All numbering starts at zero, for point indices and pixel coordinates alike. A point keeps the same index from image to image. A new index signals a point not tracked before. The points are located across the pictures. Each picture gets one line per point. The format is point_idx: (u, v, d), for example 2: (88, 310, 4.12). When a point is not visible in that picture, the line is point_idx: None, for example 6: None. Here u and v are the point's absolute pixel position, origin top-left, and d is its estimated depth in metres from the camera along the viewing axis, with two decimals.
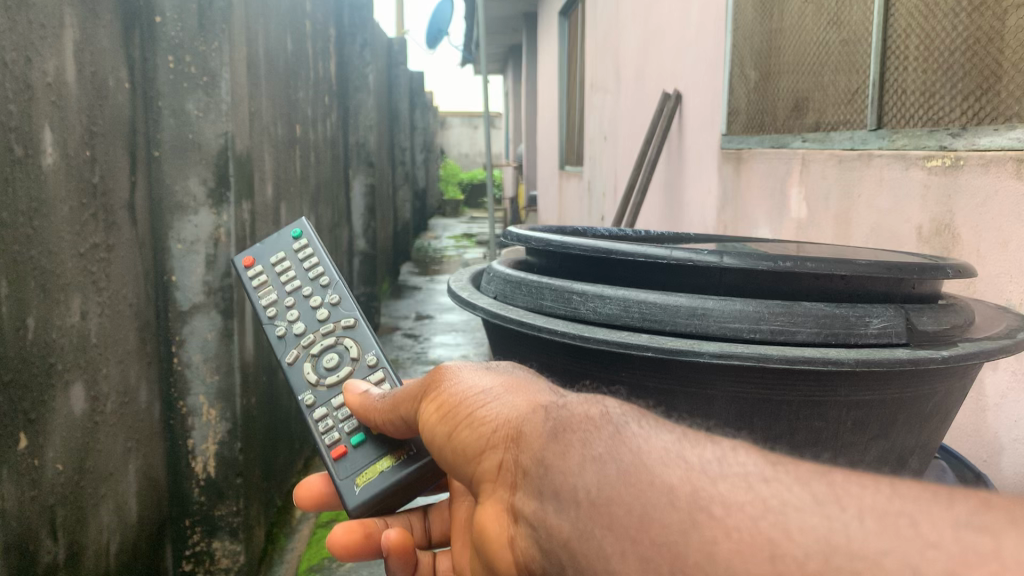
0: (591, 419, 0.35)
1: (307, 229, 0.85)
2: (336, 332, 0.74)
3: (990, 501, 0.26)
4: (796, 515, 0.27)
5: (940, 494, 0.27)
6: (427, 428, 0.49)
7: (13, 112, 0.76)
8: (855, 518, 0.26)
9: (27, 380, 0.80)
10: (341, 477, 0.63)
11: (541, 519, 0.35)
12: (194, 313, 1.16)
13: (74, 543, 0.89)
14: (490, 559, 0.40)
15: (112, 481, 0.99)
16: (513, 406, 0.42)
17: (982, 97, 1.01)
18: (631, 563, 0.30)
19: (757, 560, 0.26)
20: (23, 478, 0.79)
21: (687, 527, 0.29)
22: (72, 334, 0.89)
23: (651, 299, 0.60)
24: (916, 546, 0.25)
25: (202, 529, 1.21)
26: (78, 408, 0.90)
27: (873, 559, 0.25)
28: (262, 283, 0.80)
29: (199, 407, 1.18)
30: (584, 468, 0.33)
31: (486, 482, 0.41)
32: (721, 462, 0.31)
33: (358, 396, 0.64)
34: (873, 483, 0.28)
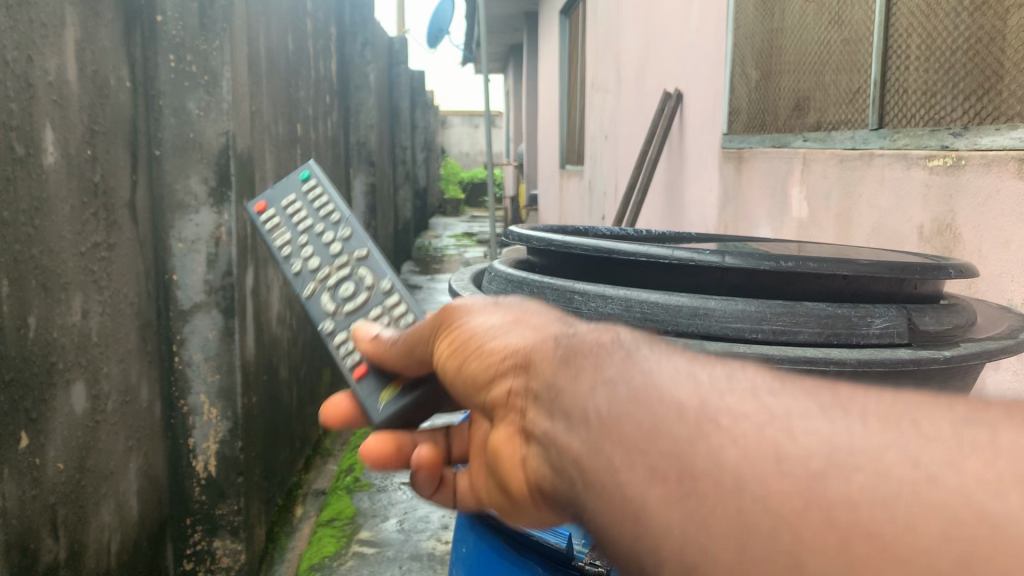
0: (603, 346, 0.35)
1: (316, 173, 0.78)
2: (351, 263, 0.68)
3: (983, 405, 0.28)
4: (801, 420, 0.28)
5: (940, 401, 0.29)
6: (440, 360, 0.47)
7: (13, 111, 0.76)
8: (858, 421, 0.27)
9: (28, 379, 0.80)
10: (361, 396, 0.57)
11: (552, 440, 0.35)
12: (195, 312, 1.16)
13: (76, 542, 0.89)
14: (506, 476, 0.42)
15: (113, 480, 0.99)
16: (523, 336, 0.41)
17: (984, 97, 1.01)
18: (638, 474, 0.30)
19: (763, 463, 0.27)
20: (25, 477, 0.79)
21: (694, 437, 0.29)
22: (73, 333, 0.89)
23: (653, 300, 0.60)
24: (914, 439, 0.27)
25: (202, 528, 1.21)
26: (78, 407, 0.90)
27: (874, 454, 0.26)
28: (273, 224, 0.72)
29: (199, 407, 1.18)
30: (596, 389, 0.33)
31: (496, 406, 0.42)
32: (729, 379, 0.31)
33: (372, 345, 0.57)
34: (878, 392, 0.29)
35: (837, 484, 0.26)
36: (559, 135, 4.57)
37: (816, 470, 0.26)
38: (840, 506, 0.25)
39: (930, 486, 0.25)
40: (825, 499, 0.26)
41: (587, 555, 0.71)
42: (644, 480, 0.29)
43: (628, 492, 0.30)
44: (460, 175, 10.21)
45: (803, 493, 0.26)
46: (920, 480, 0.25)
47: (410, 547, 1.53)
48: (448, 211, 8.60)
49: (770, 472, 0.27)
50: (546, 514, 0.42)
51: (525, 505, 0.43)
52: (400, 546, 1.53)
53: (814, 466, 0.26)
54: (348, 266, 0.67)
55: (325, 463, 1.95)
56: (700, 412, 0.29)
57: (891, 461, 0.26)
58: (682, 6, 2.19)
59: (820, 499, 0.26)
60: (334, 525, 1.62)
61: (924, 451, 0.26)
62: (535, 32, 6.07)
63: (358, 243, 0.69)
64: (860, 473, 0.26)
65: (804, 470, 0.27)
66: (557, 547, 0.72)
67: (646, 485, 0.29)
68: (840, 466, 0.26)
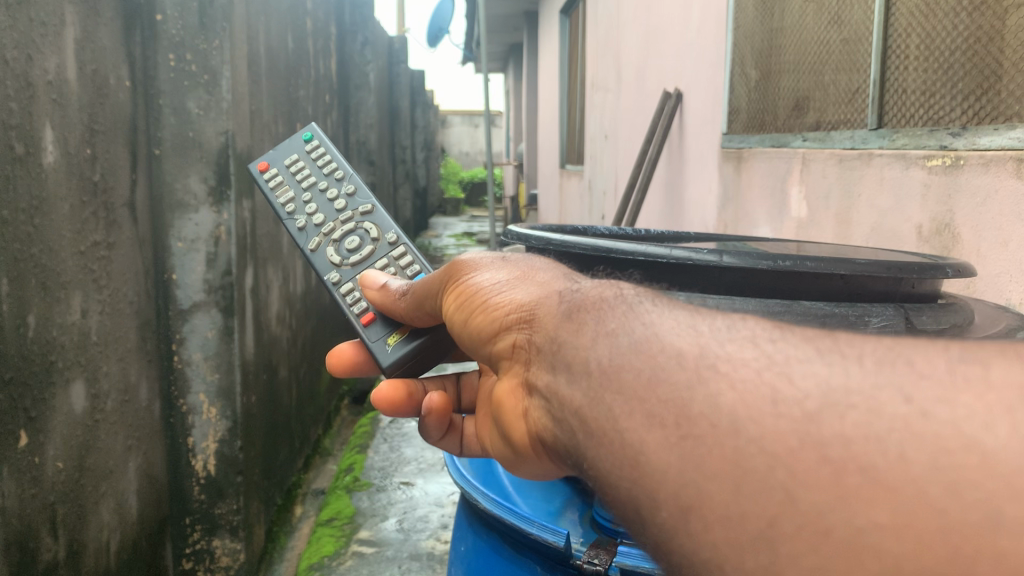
0: (606, 301, 0.36)
1: (317, 132, 0.85)
2: (356, 218, 0.75)
3: (978, 345, 0.29)
4: (800, 364, 0.29)
5: (935, 343, 0.30)
6: (447, 314, 0.47)
7: (13, 110, 0.76)
8: (855, 361, 0.28)
9: (27, 379, 0.80)
10: (372, 340, 0.63)
11: (554, 391, 0.36)
12: (194, 311, 1.16)
13: (74, 541, 0.89)
14: (508, 428, 0.43)
15: (112, 479, 0.99)
16: (527, 289, 0.41)
17: (982, 97, 1.01)
18: (637, 420, 0.31)
19: (760, 404, 0.28)
20: (24, 476, 0.79)
21: (693, 382, 0.30)
22: (73, 332, 0.89)
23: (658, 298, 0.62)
24: (910, 378, 0.28)
25: (202, 527, 1.21)
26: (78, 406, 0.90)
27: (869, 393, 0.27)
28: (277, 182, 0.79)
29: (199, 406, 1.18)
30: (597, 341, 0.34)
31: (500, 358, 0.42)
32: (729, 329, 0.32)
33: (380, 293, 0.62)
34: (875, 337, 0.30)
35: (832, 422, 0.27)
36: (559, 136, 4.56)
37: (812, 410, 0.27)
38: (834, 442, 0.26)
39: (921, 419, 0.26)
40: (820, 436, 0.27)
41: (585, 552, 0.69)
42: (644, 427, 0.30)
43: (629, 438, 0.31)
44: (459, 176, 10.21)
45: (798, 431, 0.27)
46: (912, 414, 0.26)
47: (409, 547, 1.53)
48: (447, 212, 8.59)
49: (766, 413, 0.28)
50: (548, 466, 0.43)
51: (528, 456, 0.43)
52: (399, 545, 1.53)
53: (809, 406, 0.27)
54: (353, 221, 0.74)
55: (324, 463, 1.95)
56: (701, 359, 0.30)
57: (885, 399, 0.27)
58: (682, 7, 2.18)
59: (814, 436, 0.27)
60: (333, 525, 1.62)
61: (919, 387, 0.27)
62: (535, 33, 6.06)
63: (362, 199, 0.75)
64: (854, 411, 0.27)
65: (799, 410, 0.27)
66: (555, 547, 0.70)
67: (646, 431, 0.30)
68: (835, 405, 0.27)
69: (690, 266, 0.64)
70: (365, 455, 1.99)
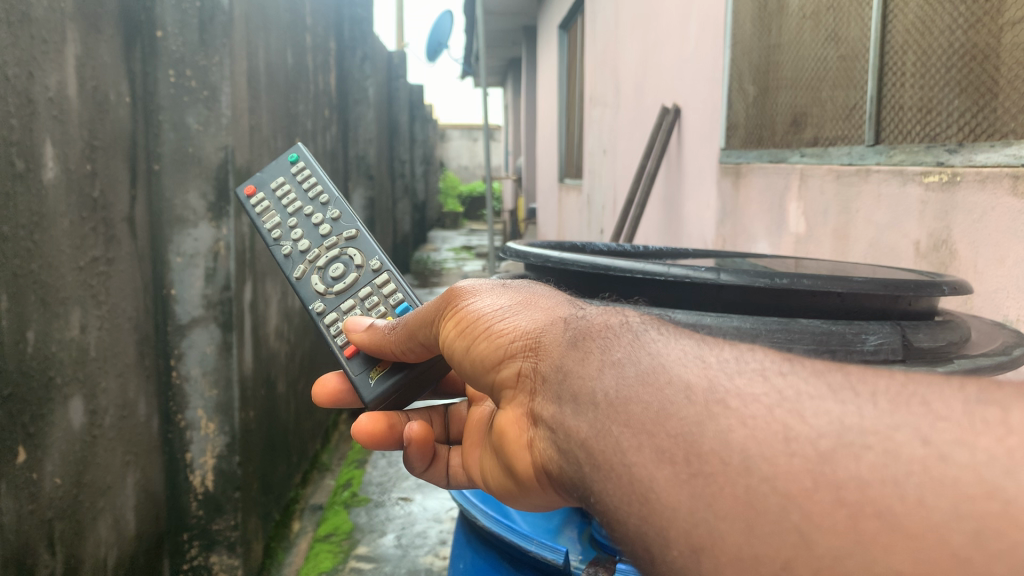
0: (612, 329, 0.36)
1: (304, 154, 0.84)
2: (340, 244, 0.74)
3: (995, 384, 0.27)
4: (811, 401, 0.28)
5: (952, 380, 0.28)
6: (446, 342, 0.47)
7: (14, 126, 0.77)
8: (869, 401, 0.27)
9: (27, 394, 0.80)
10: (356, 373, 0.62)
11: (559, 422, 0.36)
12: (193, 326, 1.16)
13: (71, 557, 0.89)
14: (512, 458, 0.43)
15: (110, 494, 0.99)
16: (531, 317, 0.41)
17: (979, 114, 1.01)
18: (646, 455, 0.30)
19: (772, 442, 0.27)
20: (22, 492, 0.79)
21: (702, 418, 0.29)
22: (72, 347, 0.89)
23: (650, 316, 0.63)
24: (926, 419, 0.26)
25: (200, 543, 1.21)
26: (77, 421, 0.91)
27: (885, 433, 0.26)
28: (264, 209, 0.78)
29: (197, 421, 1.18)
30: (603, 372, 0.34)
31: (503, 387, 0.42)
32: (738, 361, 0.31)
33: (366, 334, 0.60)
34: (888, 373, 0.29)
35: (847, 464, 0.26)
36: (557, 150, 4.59)
37: (826, 449, 0.26)
38: (850, 485, 0.25)
39: (939, 462, 0.25)
40: (834, 478, 0.26)
41: (584, 569, 0.69)
42: (654, 463, 0.30)
43: (637, 474, 0.31)
44: (457, 190, 10.25)
45: (812, 471, 0.26)
46: (930, 457, 0.25)
47: (406, 563, 1.52)
48: (446, 226, 8.61)
49: (778, 451, 0.27)
50: (551, 495, 0.43)
51: (530, 488, 0.44)
52: (397, 561, 1.53)
53: (822, 446, 0.26)
54: (337, 248, 0.73)
55: (323, 478, 1.95)
56: (711, 392, 0.30)
57: (901, 440, 0.26)
58: (680, 22, 2.20)
59: (828, 477, 0.26)
60: (332, 540, 1.61)
61: (934, 428, 0.26)
62: (533, 47, 6.09)
63: (346, 225, 0.74)
64: (870, 452, 0.26)
65: (812, 449, 0.27)
66: (553, 564, 0.71)
67: (656, 467, 0.30)
68: (849, 446, 0.26)
69: (690, 282, 0.65)
70: (363, 471, 1.99)
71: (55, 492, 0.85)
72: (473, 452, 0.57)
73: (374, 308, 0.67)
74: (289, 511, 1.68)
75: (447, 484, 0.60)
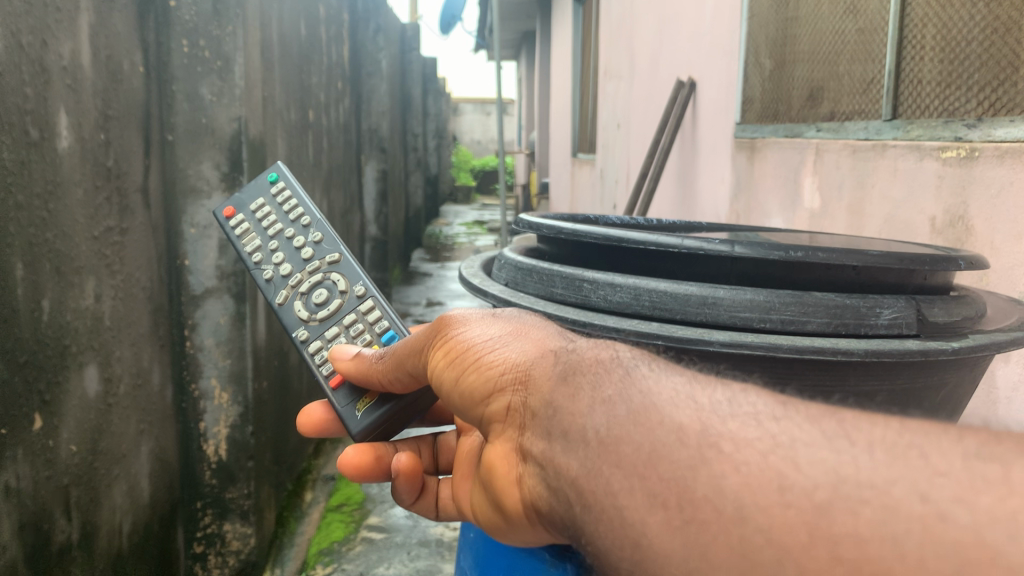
0: (602, 364, 0.37)
1: (285, 174, 0.82)
2: (323, 269, 0.72)
3: (993, 437, 0.29)
4: (806, 449, 0.29)
5: (948, 433, 0.29)
6: (439, 380, 0.46)
7: (28, 94, 0.77)
8: (866, 451, 0.29)
9: (42, 362, 0.81)
10: (341, 404, 0.61)
11: (550, 459, 0.37)
12: (206, 297, 1.16)
13: (87, 523, 0.90)
14: (499, 495, 0.43)
15: (125, 462, 1.00)
16: (520, 348, 0.42)
17: (999, 88, 1.00)
18: (637, 498, 0.31)
19: (765, 491, 0.28)
20: (39, 458, 0.80)
21: (695, 463, 0.30)
22: (87, 317, 0.90)
23: (661, 288, 0.62)
24: (925, 473, 0.27)
25: (213, 511, 1.22)
26: (91, 389, 0.91)
27: (882, 487, 0.27)
28: (244, 230, 0.76)
29: (210, 391, 1.19)
30: (595, 408, 0.35)
31: (492, 420, 0.42)
32: (731, 404, 0.32)
33: (352, 362, 0.60)
34: (883, 421, 0.31)
35: (843, 517, 0.27)
36: (569, 124, 4.56)
37: (821, 501, 0.27)
38: (846, 541, 0.26)
39: (940, 521, 0.26)
40: (830, 532, 0.27)
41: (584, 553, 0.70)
42: (645, 506, 0.31)
43: (628, 518, 0.32)
44: (471, 164, 10.22)
45: (807, 523, 0.27)
46: (929, 516, 0.26)
47: (417, 533, 1.54)
48: (458, 201, 8.62)
49: (774, 501, 0.28)
50: (541, 533, 0.43)
51: (520, 525, 0.43)
52: (408, 532, 1.54)
53: (818, 498, 0.28)
54: (318, 273, 0.72)
55: (334, 448, 1.96)
56: (703, 436, 0.31)
57: (899, 496, 0.27)
58: None
59: (823, 530, 0.27)
60: (343, 510, 1.63)
61: (934, 485, 0.27)
62: (548, 18, 6.04)
63: (328, 251, 0.73)
64: (866, 507, 0.27)
65: (808, 501, 0.28)
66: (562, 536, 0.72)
67: (647, 512, 0.31)
68: (846, 499, 0.27)
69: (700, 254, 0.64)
70: None
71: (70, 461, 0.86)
72: (461, 485, 0.57)
73: (359, 336, 0.66)
74: (301, 481, 1.70)
75: (436, 516, 0.61)
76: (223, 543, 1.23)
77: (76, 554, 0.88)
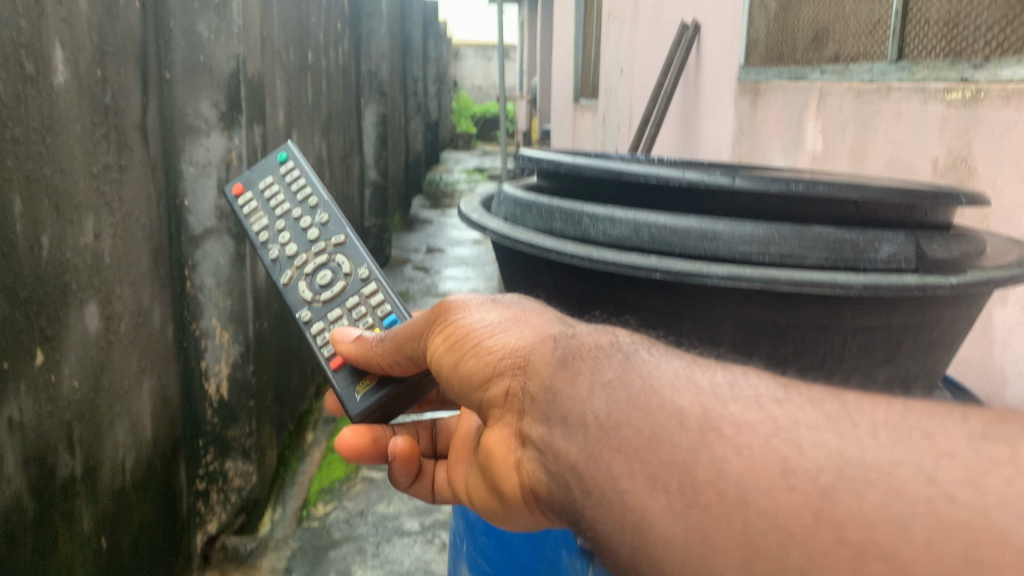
0: (602, 349, 0.37)
1: (296, 156, 0.83)
2: (328, 250, 0.72)
3: (1001, 419, 0.29)
4: (808, 431, 0.29)
5: (954, 413, 0.29)
6: (440, 364, 0.47)
7: (22, 27, 0.74)
8: (868, 434, 0.29)
9: (42, 297, 0.80)
10: (341, 385, 0.62)
11: (549, 444, 0.37)
12: (206, 237, 1.17)
13: (89, 458, 0.90)
14: (499, 479, 0.43)
15: (127, 399, 1.01)
16: (520, 335, 0.42)
17: (1007, 27, 0.98)
18: (639, 482, 0.32)
19: (768, 475, 0.29)
20: (42, 392, 0.79)
21: (696, 446, 0.30)
22: (85, 255, 0.90)
23: (659, 221, 0.57)
24: (931, 456, 0.27)
25: (214, 450, 1.25)
26: (91, 326, 0.91)
27: (886, 469, 0.27)
28: (254, 211, 0.77)
29: (211, 330, 1.20)
30: (593, 394, 0.35)
31: (491, 405, 0.43)
32: (731, 387, 0.33)
33: (353, 345, 0.61)
34: (885, 403, 0.31)
35: (846, 500, 0.27)
36: (571, 66, 4.51)
37: (824, 484, 0.27)
38: (850, 524, 0.26)
39: (946, 502, 0.26)
40: (834, 515, 0.27)
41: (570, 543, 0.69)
42: (646, 490, 0.31)
43: (629, 503, 0.32)
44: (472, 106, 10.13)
45: (811, 507, 0.27)
46: (936, 497, 0.26)
47: None
48: (459, 144, 8.57)
49: (777, 485, 0.28)
50: (539, 518, 0.44)
51: (518, 509, 0.44)
52: None
53: (822, 481, 0.28)
54: (323, 253, 0.72)
55: None
56: (704, 421, 0.31)
57: (904, 478, 0.27)
58: None
59: (828, 513, 0.27)
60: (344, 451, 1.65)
61: (939, 468, 0.27)
62: None
63: (334, 233, 0.73)
64: (871, 489, 0.27)
65: (811, 484, 0.28)
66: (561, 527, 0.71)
67: (648, 496, 0.31)
68: (849, 482, 0.27)
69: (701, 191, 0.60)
70: None
71: (73, 395, 0.86)
72: (457, 466, 0.58)
73: (361, 320, 0.66)
74: (303, 423, 1.71)
75: (432, 498, 0.62)
76: (225, 478, 1.26)
77: (80, 489, 0.88)
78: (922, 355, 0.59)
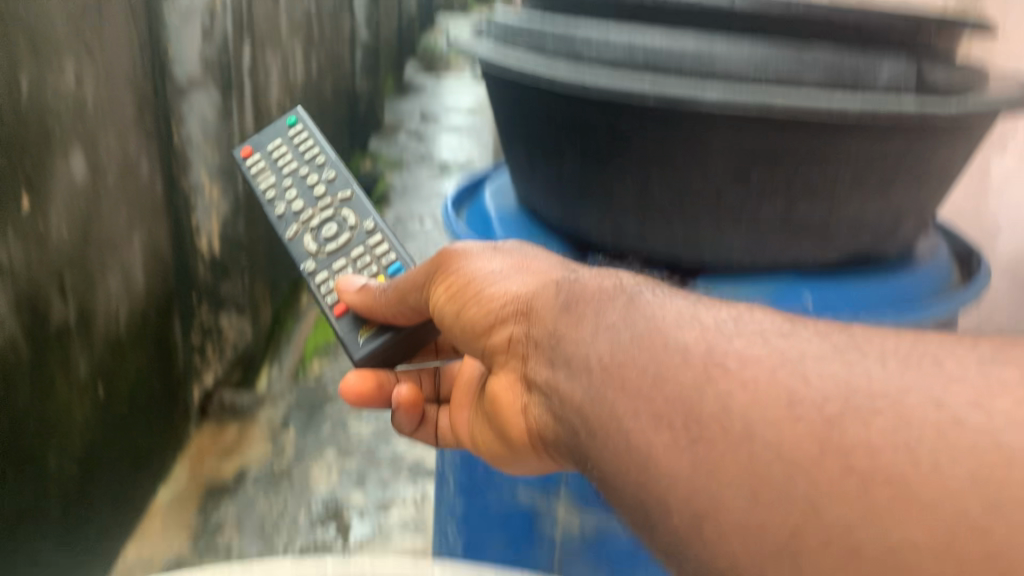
0: (607, 292, 0.37)
1: (305, 115, 0.68)
2: (334, 202, 0.61)
3: (1004, 343, 0.31)
4: (815, 364, 0.30)
5: (960, 346, 0.31)
6: (440, 310, 0.46)
7: None
8: (878, 363, 0.30)
9: (25, 138, 0.59)
10: (341, 329, 0.55)
11: (553, 387, 0.37)
12: (193, 89, 0.87)
13: (83, 310, 0.70)
14: (506, 421, 0.44)
15: (122, 246, 0.78)
16: (525, 282, 0.41)
17: None
18: (643, 420, 0.31)
19: (775, 405, 0.29)
20: (32, 239, 0.61)
21: (702, 382, 0.31)
22: (68, 99, 0.66)
23: (655, 35, 0.52)
24: (938, 382, 0.28)
25: (209, 303, 0.99)
26: (78, 175, 0.68)
27: (893, 399, 0.28)
28: (259, 169, 0.63)
29: (202, 183, 0.91)
30: (598, 337, 0.35)
31: (494, 352, 0.43)
32: (737, 323, 0.34)
33: (358, 294, 0.54)
34: (891, 334, 0.33)
35: (855, 430, 0.27)
36: None
37: (831, 414, 0.28)
38: (859, 452, 0.27)
39: (954, 426, 0.26)
40: (842, 444, 0.27)
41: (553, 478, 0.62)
42: (650, 426, 0.31)
43: (634, 440, 0.31)
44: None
45: (819, 438, 0.27)
46: (944, 421, 0.27)
47: None
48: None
49: (783, 416, 0.29)
50: (546, 463, 0.44)
51: (523, 454, 0.45)
52: None
53: (829, 412, 0.28)
54: (329, 205, 0.61)
55: None
56: (706, 360, 0.32)
57: (912, 405, 0.27)
58: None
59: (836, 443, 0.27)
60: None
61: (942, 395, 0.28)
62: None
63: (340, 185, 0.62)
64: (879, 418, 0.27)
65: (818, 415, 0.28)
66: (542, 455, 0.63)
67: (654, 434, 0.31)
68: (858, 411, 0.28)
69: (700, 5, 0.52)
70: None
71: (62, 246, 0.66)
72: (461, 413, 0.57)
73: (366, 267, 0.57)
74: None
75: (434, 441, 0.61)
76: (219, 334, 1.02)
77: (76, 342, 0.69)
78: (922, 186, 0.56)
